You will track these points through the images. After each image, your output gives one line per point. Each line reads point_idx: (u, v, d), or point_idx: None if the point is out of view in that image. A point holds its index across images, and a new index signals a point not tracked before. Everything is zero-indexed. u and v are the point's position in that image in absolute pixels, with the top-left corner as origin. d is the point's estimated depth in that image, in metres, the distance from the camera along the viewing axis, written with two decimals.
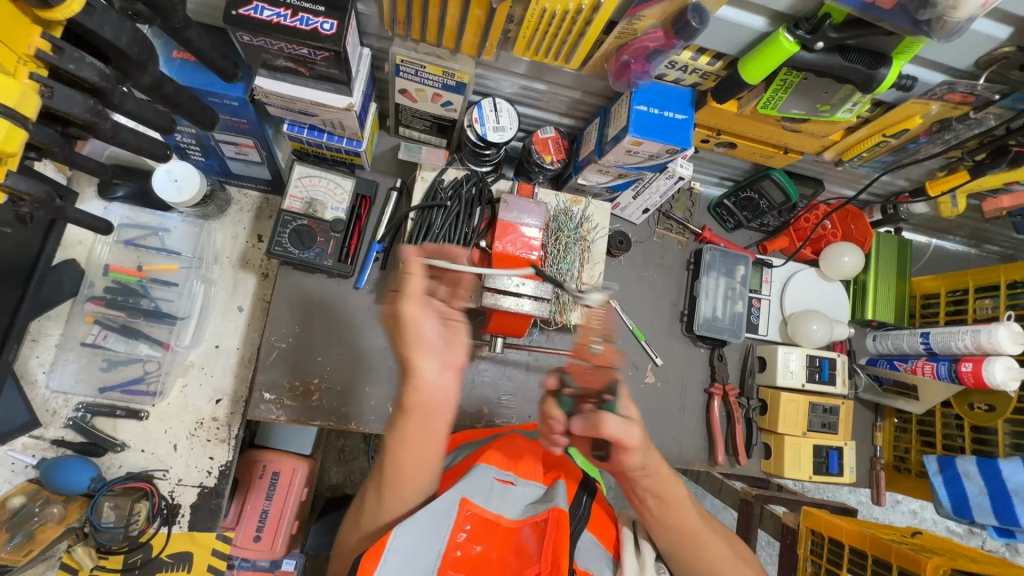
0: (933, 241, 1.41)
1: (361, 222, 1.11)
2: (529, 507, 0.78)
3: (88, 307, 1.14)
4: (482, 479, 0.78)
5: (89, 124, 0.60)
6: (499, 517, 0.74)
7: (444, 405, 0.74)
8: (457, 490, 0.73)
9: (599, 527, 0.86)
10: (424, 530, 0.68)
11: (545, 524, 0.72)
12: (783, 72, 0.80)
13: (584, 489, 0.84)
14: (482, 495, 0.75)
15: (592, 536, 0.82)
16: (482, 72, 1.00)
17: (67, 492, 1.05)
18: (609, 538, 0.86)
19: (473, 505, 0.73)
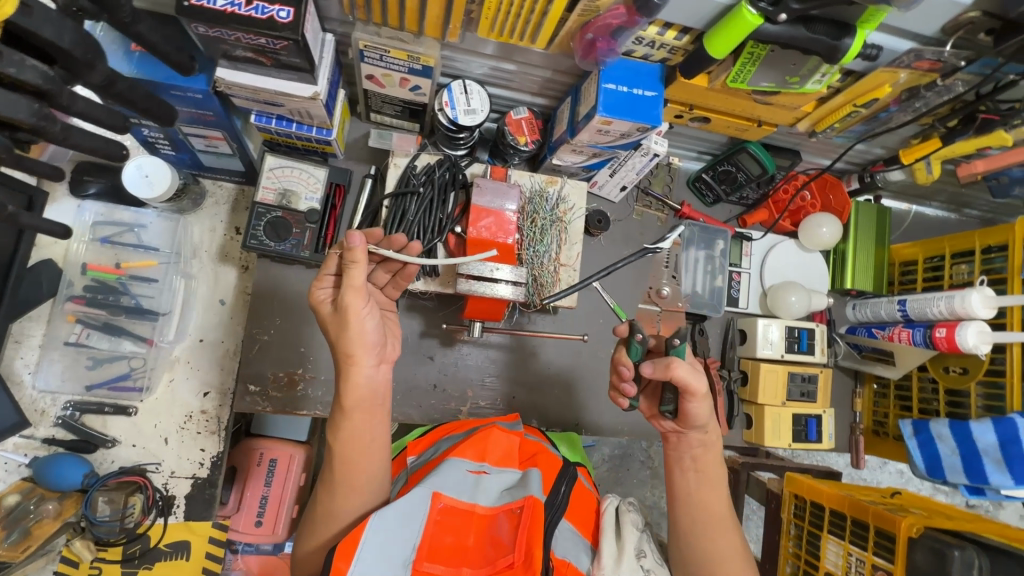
0: (912, 208, 1.41)
1: (336, 210, 1.10)
2: (504, 495, 0.82)
3: (68, 306, 1.14)
4: (456, 471, 0.82)
5: (36, 127, 0.60)
6: (473, 506, 0.79)
7: (377, 400, 0.79)
8: (429, 485, 0.78)
9: (580, 515, 0.89)
10: (399, 523, 0.73)
11: (520, 511, 0.77)
12: (750, 44, 0.79)
13: (563, 478, 0.88)
14: (454, 488, 0.80)
15: (570, 524, 0.85)
16: (450, 54, 0.99)
17: (62, 489, 1.08)
18: (589, 526, 0.89)
19: (444, 497, 0.78)
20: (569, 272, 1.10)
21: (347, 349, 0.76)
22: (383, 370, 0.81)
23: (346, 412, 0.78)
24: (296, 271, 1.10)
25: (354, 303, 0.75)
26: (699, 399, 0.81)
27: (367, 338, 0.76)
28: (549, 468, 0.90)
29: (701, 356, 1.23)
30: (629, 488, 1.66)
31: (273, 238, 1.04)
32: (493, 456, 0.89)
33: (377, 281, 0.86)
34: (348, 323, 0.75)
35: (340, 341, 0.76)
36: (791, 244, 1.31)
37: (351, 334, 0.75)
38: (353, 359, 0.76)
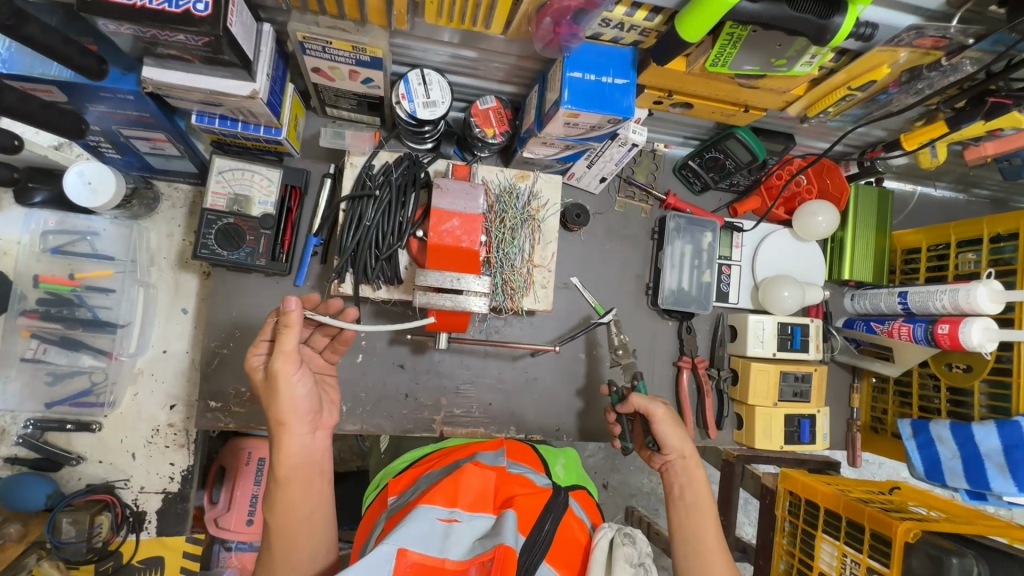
0: (917, 189, 1.32)
1: (292, 214, 1.02)
2: (478, 542, 0.69)
3: (22, 321, 1.08)
4: (424, 522, 0.69)
5: None
6: (442, 561, 0.66)
7: (313, 466, 0.78)
8: (393, 540, 0.65)
9: (565, 556, 0.76)
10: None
11: (490, 565, 0.64)
12: (728, 25, 0.70)
13: (546, 514, 0.76)
14: (423, 541, 0.67)
15: (553, 569, 0.72)
16: (404, 42, 0.90)
17: (25, 510, 1.06)
18: (575, 568, 0.76)
19: (411, 554, 0.65)
20: (544, 273, 1.03)
21: (277, 417, 0.76)
22: (319, 436, 0.80)
23: (279, 482, 0.75)
24: (253, 279, 1.04)
25: (283, 367, 0.74)
26: (664, 423, 0.88)
27: (298, 405, 0.76)
28: (530, 507, 0.77)
29: (687, 355, 1.19)
30: (621, 481, 1.62)
31: (226, 247, 0.97)
32: (465, 499, 0.76)
33: (315, 345, 0.89)
34: (277, 389, 0.75)
35: (271, 407, 0.76)
36: (786, 234, 1.22)
37: (282, 400, 0.75)
38: (285, 426, 0.76)
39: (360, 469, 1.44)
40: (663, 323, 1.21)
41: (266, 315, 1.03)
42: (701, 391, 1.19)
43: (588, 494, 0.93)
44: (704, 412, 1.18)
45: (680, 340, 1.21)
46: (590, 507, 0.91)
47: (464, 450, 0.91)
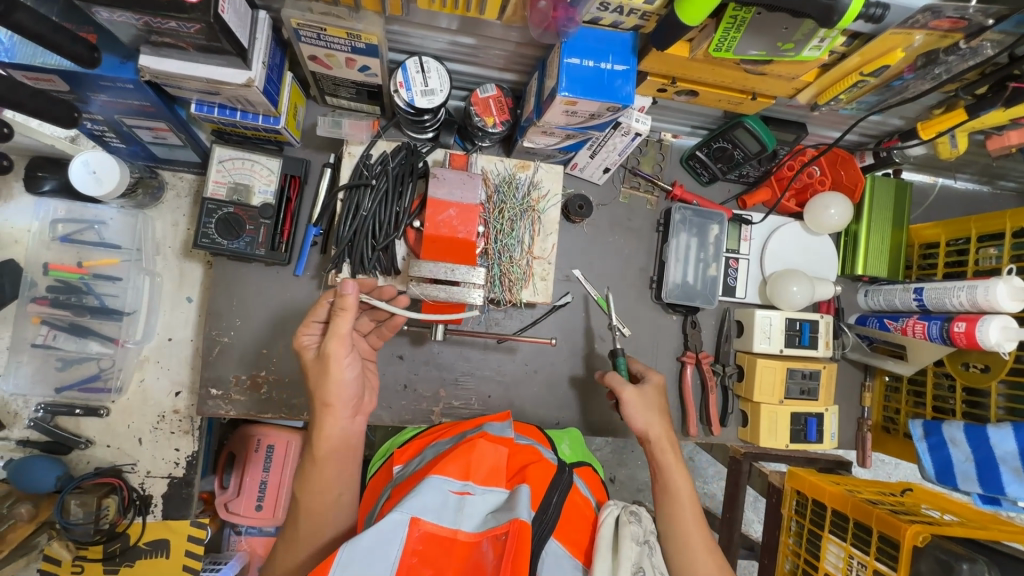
0: (938, 180, 1.27)
1: (292, 204, 1.03)
2: (491, 516, 0.69)
3: (32, 307, 1.10)
4: (437, 492, 0.69)
5: None
6: (454, 533, 0.67)
7: (349, 447, 0.82)
8: (405, 509, 0.65)
9: (572, 532, 0.78)
10: (368, 557, 0.60)
11: (506, 538, 0.63)
12: (731, 6, 0.67)
13: (555, 489, 0.78)
14: (435, 512, 0.67)
15: (560, 544, 0.74)
16: (401, 29, 0.89)
17: (36, 492, 1.09)
18: (582, 544, 0.78)
19: (423, 524, 0.65)
20: (544, 265, 1.01)
21: (325, 399, 0.80)
22: (356, 419, 0.84)
23: (316, 461, 0.79)
24: (255, 269, 1.04)
25: (336, 350, 0.77)
26: (634, 409, 0.91)
27: (345, 389, 0.80)
28: (541, 482, 0.78)
29: (692, 350, 1.16)
30: (627, 475, 1.60)
31: (225, 237, 0.97)
32: (478, 473, 0.75)
33: (362, 329, 0.93)
34: (329, 371, 0.78)
35: (318, 388, 0.80)
36: (796, 227, 1.19)
37: (331, 382, 0.79)
38: (330, 407, 0.80)
39: (366, 458, 1.45)
40: (667, 317, 1.18)
41: (267, 303, 1.04)
42: (705, 387, 1.16)
43: (591, 472, 0.96)
44: (707, 408, 1.16)
45: (685, 335, 1.18)
46: (595, 484, 0.94)
47: (474, 425, 0.95)
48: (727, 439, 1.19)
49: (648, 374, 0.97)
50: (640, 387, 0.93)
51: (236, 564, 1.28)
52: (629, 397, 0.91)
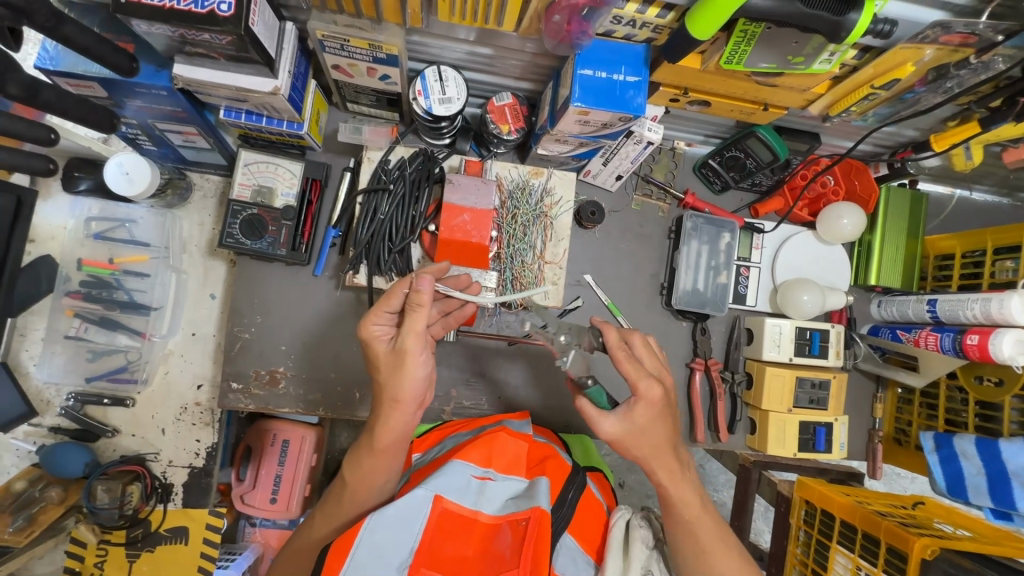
0: (956, 192, 1.26)
1: (313, 206, 1.07)
2: (509, 503, 0.84)
3: (67, 300, 1.17)
4: (460, 476, 0.84)
5: None
6: (475, 514, 0.81)
7: (404, 443, 0.82)
8: (430, 488, 0.80)
9: (586, 530, 0.88)
10: (397, 524, 0.76)
11: (525, 525, 0.77)
12: (742, 21, 0.69)
13: (571, 485, 0.89)
14: (457, 493, 0.81)
15: (575, 540, 0.86)
16: (420, 39, 0.92)
17: (66, 477, 1.14)
18: (595, 542, 0.88)
19: (445, 501, 0.80)
20: (555, 270, 1.03)
21: (395, 394, 0.78)
22: (419, 415, 0.83)
23: (374, 450, 0.81)
24: (275, 268, 1.08)
25: (413, 348, 0.77)
26: (623, 443, 0.78)
27: (416, 386, 0.78)
28: (557, 476, 0.90)
29: (701, 357, 1.17)
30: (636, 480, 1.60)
31: (249, 237, 1.01)
32: (499, 462, 0.90)
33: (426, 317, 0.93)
34: (403, 366, 0.77)
35: (390, 382, 0.78)
36: (809, 237, 1.19)
37: (403, 379, 0.77)
38: (398, 403, 0.78)
39: None
40: (677, 324, 1.19)
41: (287, 302, 1.08)
42: (713, 394, 1.17)
43: (603, 478, 1.05)
44: (715, 415, 1.17)
45: (694, 341, 1.19)
46: (605, 488, 1.03)
47: (493, 418, 1.04)
48: (734, 446, 1.20)
49: (633, 387, 0.77)
50: (626, 410, 0.77)
51: (252, 554, 1.32)
52: (612, 432, 0.77)
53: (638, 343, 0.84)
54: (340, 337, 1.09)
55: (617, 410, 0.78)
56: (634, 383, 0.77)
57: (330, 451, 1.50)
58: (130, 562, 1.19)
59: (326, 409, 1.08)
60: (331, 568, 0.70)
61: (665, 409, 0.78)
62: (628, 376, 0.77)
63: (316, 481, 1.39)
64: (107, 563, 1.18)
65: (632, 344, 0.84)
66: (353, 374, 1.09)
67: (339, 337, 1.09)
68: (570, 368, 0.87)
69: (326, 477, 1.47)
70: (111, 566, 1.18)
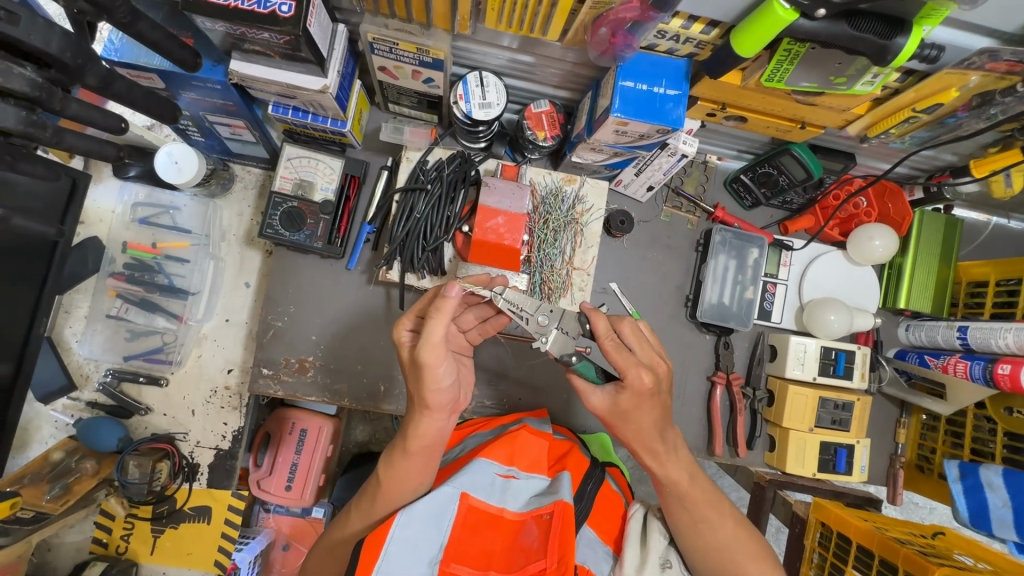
0: (992, 219, 1.24)
1: (350, 201, 1.10)
2: (532, 499, 0.87)
3: (110, 281, 1.21)
4: (484, 474, 0.87)
5: (27, 134, 0.61)
6: (501, 511, 0.85)
7: (440, 444, 0.85)
8: (457, 485, 0.83)
9: (604, 521, 0.91)
10: (427, 520, 0.79)
11: (550, 518, 0.80)
12: (786, 41, 0.70)
13: (590, 478, 0.91)
14: (482, 491, 0.85)
15: (594, 532, 0.89)
16: (466, 45, 0.95)
17: (99, 450, 1.19)
18: (612, 532, 0.91)
19: (471, 499, 0.83)
20: (583, 276, 1.05)
21: (422, 400, 0.80)
22: (451, 420, 0.86)
23: (408, 454, 0.83)
24: (310, 260, 1.11)
25: (431, 360, 0.75)
26: (610, 419, 0.81)
27: (441, 396, 0.80)
28: (577, 470, 0.92)
29: (722, 371, 1.17)
30: (649, 491, 1.58)
31: (288, 228, 1.05)
32: (522, 460, 0.93)
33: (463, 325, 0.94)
34: (423, 376, 0.77)
35: (415, 391, 0.80)
36: (838, 256, 1.19)
37: (428, 388, 0.78)
38: (428, 410, 0.81)
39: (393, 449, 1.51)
40: (700, 337, 1.20)
41: (319, 295, 1.11)
42: (733, 408, 1.17)
43: (621, 472, 1.06)
44: (734, 429, 1.16)
45: (717, 355, 1.19)
46: (623, 483, 1.04)
47: (512, 417, 1.06)
48: (752, 462, 1.19)
49: (621, 374, 0.76)
50: (613, 391, 0.78)
51: (265, 539, 1.34)
52: (599, 406, 0.80)
53: (629, 332, 0.81)
54: (369, 330, 1.11)
55: (606, 387, 0.80)
56: (622, 372, 0.75)
57: (347, 442, 1.52)
58: (154, 537, 1.23)
59: (351, 400, 1.10)
60: (367, 563, 0.72)
61: (653, 396, 0.77)
62: (615, 364, 0.76)
63: (330, 471, 1.41)
64: (133, 536, 1.23)
65: (623, 330, 0.82)
66: (380, 366, 1.11)
67: (367, 329, 1.12)
68: (551, 348, 0.81)
69: (341, 468, 1.49)
70: (137, 539, 1.23)
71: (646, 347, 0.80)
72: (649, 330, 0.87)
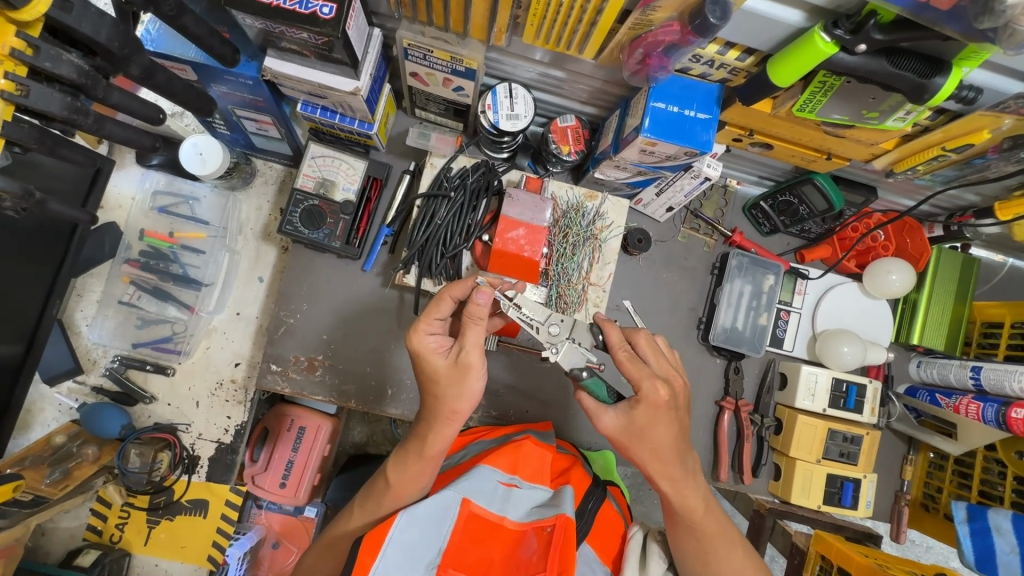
0: (1008, 260, 1.25)
1: (371, 203, 1.10)
2: (534, 510, 0.85)
3: (125, 268, 1.21)
4: (486, 481, 0.86)
5: (68, 120, 0.61)
6: (502, 520, 0.83)
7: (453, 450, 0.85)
8: (459, 490, 0.82)
9: (603, 541, 0.89)
10: (426, 524, 0.78)
11: (551, 530, 0.78)
12: (821, 74, 0.70)
13: (592, 495, 0.89)
14: (484, 498, 0.83)
15: (593, 550, 0.87)
16: (498, 56, 0.96)
17: (101, 436, 1.18)
18: (611, 552, 0.89)
19: (472, 505, 0.82)
20: (598, 292, 1.04)
21: (451, 407, 0.80)
22: None
23: (424, 457, 0.83)
24: (327, 259, 1.11)
25: (476, 362, 0.78)
26: (622, 439, 0.79)
27: (473, 399, 0.80)
28: (580, 485, 0.91)
29: (731, 396, 1.16)
30: (645, 512, 1.57)
31: (308, 226, 1.04)
32: (525, 470, 0.91)
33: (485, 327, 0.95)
34: (467, 381, 0.78)
35: (447, 396, 0.79)
36: (853, 288, 1.18)
37: (462, 392, 0.79)
38: (456, 415, 0.81)
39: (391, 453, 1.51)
40: (710, 360, 1.19)
41: (333, 294, 1.11)
42: (740, 435, 1.16)
43: (621, 492, 1.04)
44: (741, 456, 1.15)
45: (726, 379, 1.18)
46: (623, 502, 1.03)
47: (516, 428, 1.05)
48: (755, 490, 1.18)
49: (636, 388, 0.77)
50: (627, 408, 0.78)
51: (255, 536, 1.32)
52: (610, 426, 0.79)
53: (644, 343, 0.83)
54: (381, 332, 1.11)
55: (618, 407, 0.79)
56: (637, 384, 0.77)
57: (344, 443, 1.52)
58: (150, 527, 1.22)
59: (358, 402, 1.09)
60: (365, 562, 0.72)
61: (668, 414, 0.77)
62: (631, 377, 0.77)
63: (326, 471, 1.40)
64: (128, 525, 1.22)
65: (637, 343, 0.83)
66: (389, 369, 1.11)
67: (377, 331, 1.11)
68: (563, 361, 0.81)
69: (337, 468, 1.49)
70: (132, 529, 1.22)
71: (659, 359, 0.82)
72: (665, 346, 0.89)
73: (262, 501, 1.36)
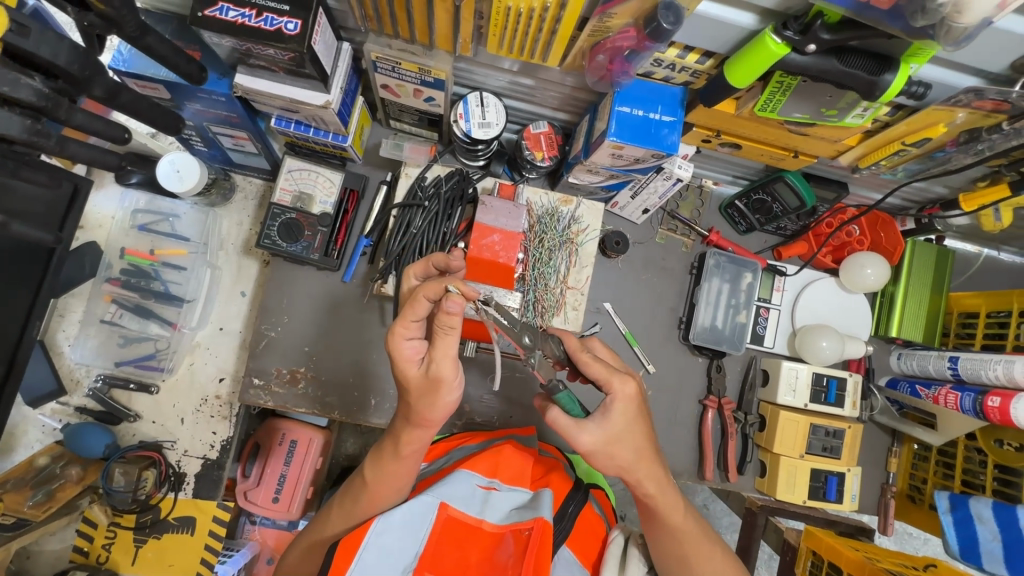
0: (984, 250, 1.27)
1: (348, 216, 1.11)
2: (513, 513, 0.84)
3: (106, 287, 1.22)
4: (464, 485, 0.85)
5: (29, 142, 0.63)
6: (480, 522, 0.82)
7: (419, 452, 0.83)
8: (436, 494, 0.82)
9: (583, 544, 0.89)
10: (402, 528, 0.78)
11: (529, 533, 0.78)
12: (778, 73, 0.72)
13: (572, 499, 0.90)
14: (461, 500, 0.83)
15: (572, 553, 0.87)
16: (468, 66, 0.97)
17: (84, 456, 1.18)
18: (591, 555, 0.89)
19: (450, 509, 0.82)
20: (576, 295, 1.05)
21: (423, 414, 0.77)
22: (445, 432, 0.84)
23: (400, 456, 0.82)
24: (307, 271, 1.12)
25: (447, 374, 0.74)
26: (599, 454, 0.76)
27: (447, 410, 0.77)
28: (559, 489, 0.91)
29: (714, 395, 1.17)
30: (637, 515, 1.57)
31: (286, 239, 1.05)
32: (504, 474, 0.91)
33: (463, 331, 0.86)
34: (439, 394, 0.75)
35: (421, 403, 0.76)
36: (831, 283, 1.19)
37: (435, 404, 0.76)
38: (427, 424, 0.78)
39: None
40: (692, 359, 1.19)
41: (314, 305, 1.11)
42: (724, 433, 1.16)
43: (605, 495, 1.05)
44: (725, 454, 1.15)
45: (709, 378, 1.18)
46: (606, 505, 1.03)
47: (500, 433, 1.05)
48: (742, 487, 1.18)
49: (606, 389, 0.77)
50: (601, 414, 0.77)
51: (247, 552, 1.32)
52: (589, 443, 0.75)
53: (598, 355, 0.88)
54: (362, 343, 1.11)
55: (595, 418, 0.76)
56: (608, 383, 0.76)
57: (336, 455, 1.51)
58: (137, 546, 1.22)
59: (341, 412, 1.09)
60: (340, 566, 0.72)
61: (642, 410, 0.78)
62: (599, 377, 0.77)
63: (321, 486, 1.39)
64: (115, 545, 1.21)
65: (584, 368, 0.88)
66: (370, 378, 1.11)
67: (358, 341, 1.11)
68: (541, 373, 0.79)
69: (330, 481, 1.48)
70: (119, 548, 1.21)
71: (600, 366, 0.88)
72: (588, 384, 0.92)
73: (253, 516, 1.35)
